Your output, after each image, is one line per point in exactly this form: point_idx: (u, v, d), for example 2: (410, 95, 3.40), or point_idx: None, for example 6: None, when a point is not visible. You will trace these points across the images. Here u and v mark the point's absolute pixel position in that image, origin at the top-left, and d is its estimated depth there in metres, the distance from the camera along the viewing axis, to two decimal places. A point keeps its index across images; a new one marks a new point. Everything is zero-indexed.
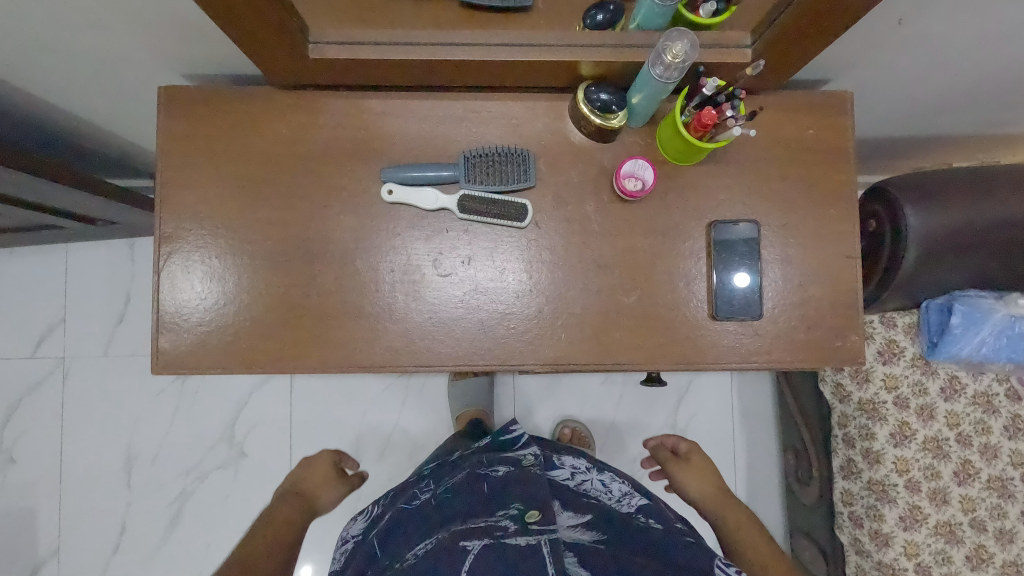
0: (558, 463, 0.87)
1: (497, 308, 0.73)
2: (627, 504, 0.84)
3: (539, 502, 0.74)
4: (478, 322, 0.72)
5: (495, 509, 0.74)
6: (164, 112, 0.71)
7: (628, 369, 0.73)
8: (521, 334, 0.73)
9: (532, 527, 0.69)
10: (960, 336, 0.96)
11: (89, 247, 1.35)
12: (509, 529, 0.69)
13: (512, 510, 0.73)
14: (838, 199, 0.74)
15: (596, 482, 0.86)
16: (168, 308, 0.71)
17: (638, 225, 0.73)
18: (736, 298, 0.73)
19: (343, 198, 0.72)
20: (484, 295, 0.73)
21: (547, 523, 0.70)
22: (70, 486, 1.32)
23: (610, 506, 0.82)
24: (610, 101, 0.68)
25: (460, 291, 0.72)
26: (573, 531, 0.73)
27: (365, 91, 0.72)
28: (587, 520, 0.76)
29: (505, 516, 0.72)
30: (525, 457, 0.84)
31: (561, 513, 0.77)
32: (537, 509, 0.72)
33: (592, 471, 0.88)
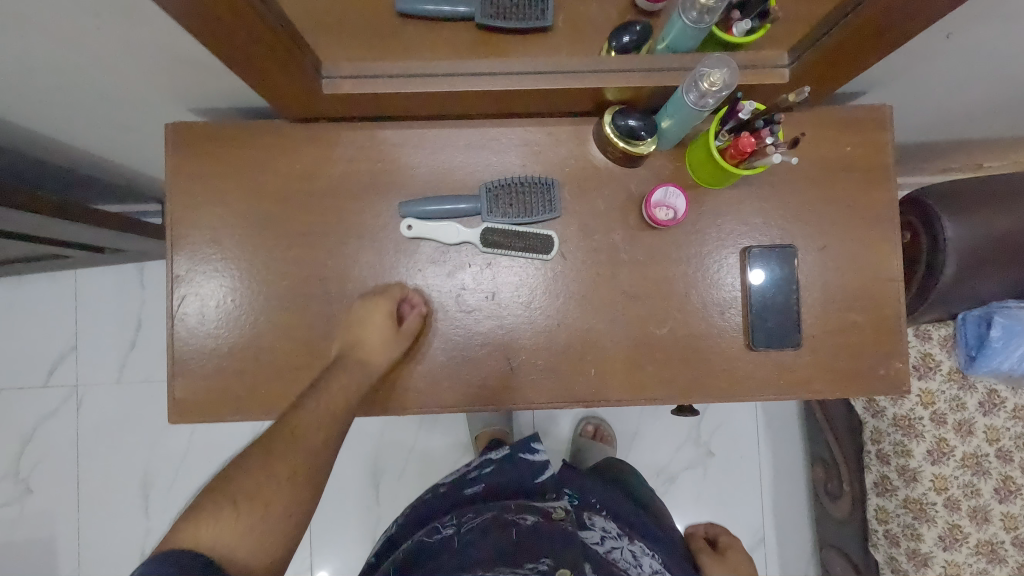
0: (589, 524, 0.81)
1: (524, 344, 0.70)
2: None
3: (572, 561, 0.70)
4: (505, 359, 0.70)
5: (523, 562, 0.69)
6: (173, 150, 0.68)
7: (661, 403, 0.70)
8: (549, 371, 0.70)
9: None
10: (1000, 350, 0.92)
11: (98, 273, 1.33)
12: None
13: (542, 565, 0.68)
14: (879, 219, 0.70)
15: (626, 552, 0.79)
16: (183, 353, 0.69)
17: (668, 253, 0.70)
18: (773, 328, 0.69)
19: (360, 233, 0.70)
20: (510, 331, 0.70)
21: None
22: (88, 516, 1.31)
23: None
24: (638, 127, 0.64)
25: (485, 328, 0.70)
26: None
27: (381, 122, 0.69)
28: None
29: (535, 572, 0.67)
30: (557, 509, 0.79)
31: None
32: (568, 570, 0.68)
33: (624, 538, 0.81)
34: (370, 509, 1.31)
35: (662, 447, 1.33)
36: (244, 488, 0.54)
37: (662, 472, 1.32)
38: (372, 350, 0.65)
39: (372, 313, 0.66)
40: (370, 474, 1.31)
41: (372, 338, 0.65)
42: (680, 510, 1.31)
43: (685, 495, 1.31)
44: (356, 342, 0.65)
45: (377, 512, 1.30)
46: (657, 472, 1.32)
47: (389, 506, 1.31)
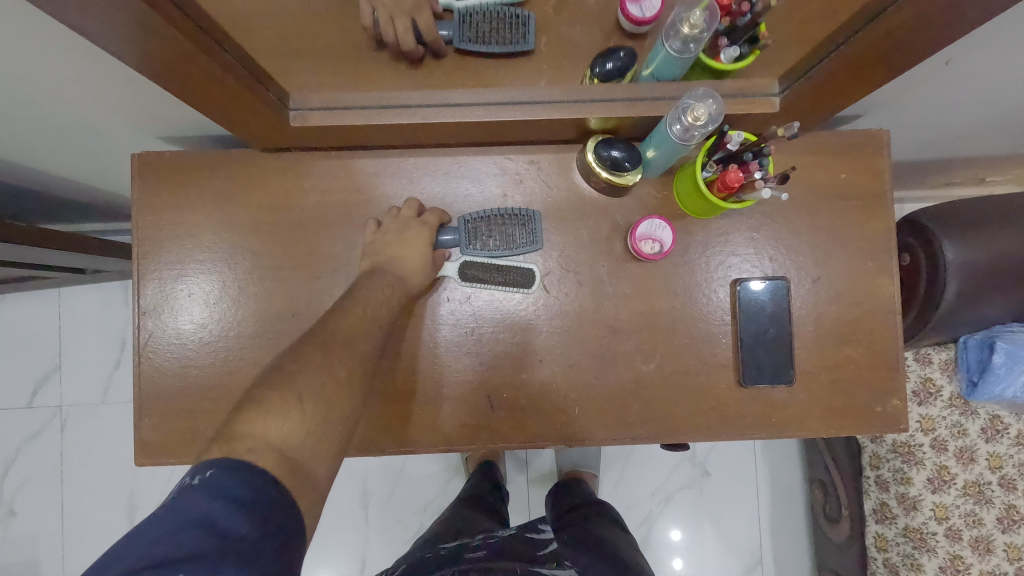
0: None
1: (515, 380, 0.67)
2: None
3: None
4: (494, 396, 0.67)
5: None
6: (139, 183, 0.66)
7: (647, 442, 0.67)
8: (535, 408, 0.67)
9: None
10: (1004, 375, 0.88)
11: (82, 292, 1.30)
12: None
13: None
14: (876, 248, 0.67)
15: None
16: (151, 391, 0.66)
17: (655, 285, 0.67)
18: (764, 364, 0.66)
19: (334, 267, 0.67)
20: (500, 366, 0.67)
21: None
22: (73, 539, 1.28)
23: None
24: (623, 158, 0.61)
25: (475, 364, 0.67)
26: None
27: (356, 151, 0.67)
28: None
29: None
30: None
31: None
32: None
33: None
34: (359, 531, 1.28)
35: (657, 467, 1.30)
36: (306, 386, 0.50)
37: (656, 492, 1.29)
38: (410, 272, 0.63)
39: (400, 238, 0.63)
40: (360, 495, 1.29)
41: (413, 255, 0.62)
42: (675, 531, 1.28)
43: (681, 516, 1.29)
44: (394, 260, 0.62)
45: (366, 534, 1.28)
46: (652, 493, 1.29)
47: (379, 528, 1.28)
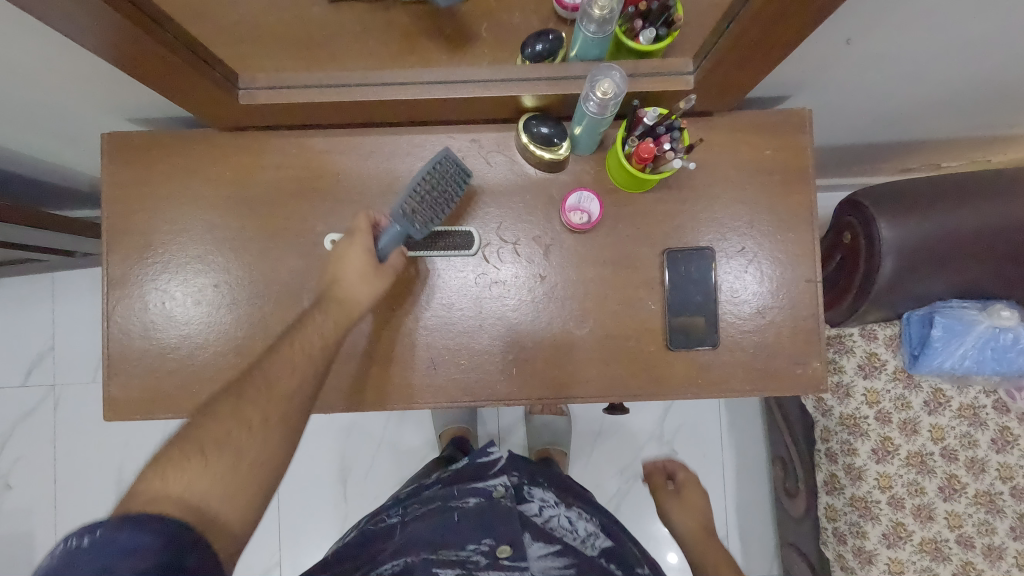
0: (527, 496, 0.80)
1: (481, 347, 0.72)
2: (592, 546, 0.78)
3: (511, 536, 0.69)
4: (461, 362, 0.71)
5: (469, 540, 0.69)
6: (107, 161, 0.71)
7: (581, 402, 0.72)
8: (483, 369, 0.72)
9: (503, 564, 0.66)
10: (941, 350, 0.92)
11: (74, 276, 1.36)
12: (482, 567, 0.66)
13: (485, 544, 0.68)
14: (797, 220, 0.72)
15: (562, 519, 0.80)
16: (121, 353, 0.72)
17: (589, 255, 0.72)
18: (690, 329, 0.71)
19: (288, 239, 0.72)
20: (467, 335, 0.72)
21: (518, 562, 0.66)
22: (66, 510, 1.34)
23: (577, 544, 0.76)
24: (552, 134, 0.66)
25: (444, 335, 0.72)
26: (543, 563, 0.70)
27: (310, 129, 0.72)
28: (557, 553, 0.72)
29: (477, 551, 0.68)
30: (496, 488, 0.75)
31: (531, 544, 0.72)
32: (509, 546, 0.68)
33: (560, 505, 0.81)
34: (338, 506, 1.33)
35: (627, 446, 1.34)
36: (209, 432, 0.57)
37: (625, 469, 1.34)
38: (349, 283, 0.66)
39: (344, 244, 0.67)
40: (338, 472, 1.34)
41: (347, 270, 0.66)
42: (643, 508, 1.32)
43: (648, 492, 1.32)
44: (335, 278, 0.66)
45: (344, 509, 1.33)
46: (621, 471, 1.33)
47: (357, 503, 1.33)
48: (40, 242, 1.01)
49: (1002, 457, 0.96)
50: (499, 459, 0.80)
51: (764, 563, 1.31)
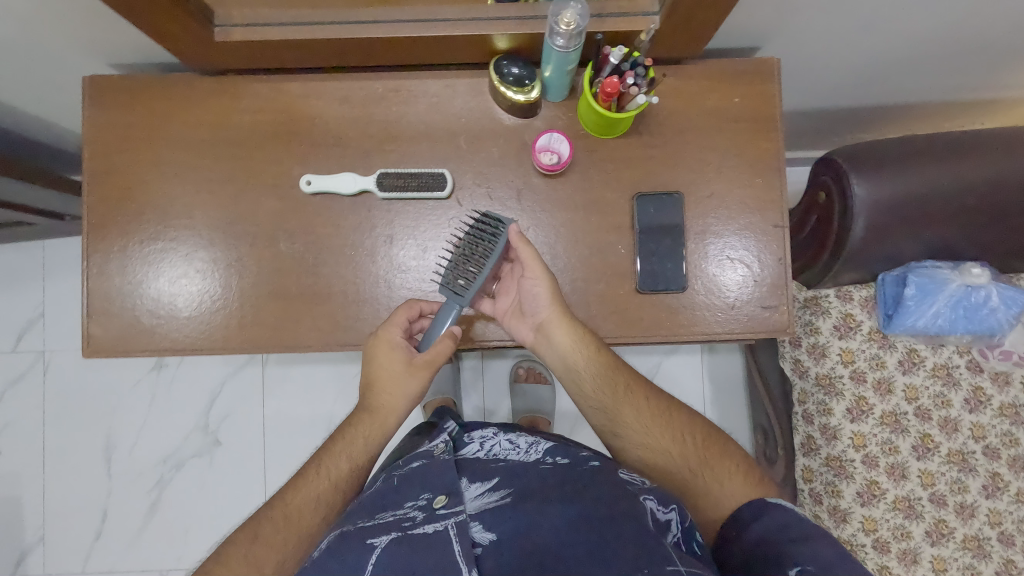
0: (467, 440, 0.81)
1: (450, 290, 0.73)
2: (535, 451, 0.77)
3: (448, 485, 0.67)
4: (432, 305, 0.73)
5: (405, 498, 0.66)
6: (88, 105, 0.72)
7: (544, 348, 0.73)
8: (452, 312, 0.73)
9: (440, 512, 0.63)
10: (914, 308, 0.94)
11: (64, 243, 1.37)
12: (416, 520, 0.62)
13: (421, 499, 0.66)
14: (765, 167, 0.73)
15: (504, 443, 0.79)
16: (101, 297, 0.73)
17: (560, 199, 0.73)
18: (660, 272, 0.72)
19: (265, 181, 0.73)
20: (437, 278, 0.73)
21: (453, 508, 0.63)
22: (54, 474, 1.36)
23: (521, 460, 0.75)
24: (522, 75, 0.67)
25: (415, 279, 0.73)
26: (480, 500, 0.66)
27: (288, 73, 0.73)
28: (496, 484, 0.68)
29: (413, 506, 0.65)
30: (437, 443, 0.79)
31: (468, 486, 0.69)
32: (444, 495, 0.65)
33: (500, 433, 0.81)
34: None
35: None
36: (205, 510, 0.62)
37: None
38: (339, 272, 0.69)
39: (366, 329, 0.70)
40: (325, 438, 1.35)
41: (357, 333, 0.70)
42: None
43: None
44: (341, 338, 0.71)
45: None
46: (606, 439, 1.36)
47: None
48: (27, 198, 1.02)
49: (974, 417, 0.98)
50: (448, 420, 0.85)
51: None
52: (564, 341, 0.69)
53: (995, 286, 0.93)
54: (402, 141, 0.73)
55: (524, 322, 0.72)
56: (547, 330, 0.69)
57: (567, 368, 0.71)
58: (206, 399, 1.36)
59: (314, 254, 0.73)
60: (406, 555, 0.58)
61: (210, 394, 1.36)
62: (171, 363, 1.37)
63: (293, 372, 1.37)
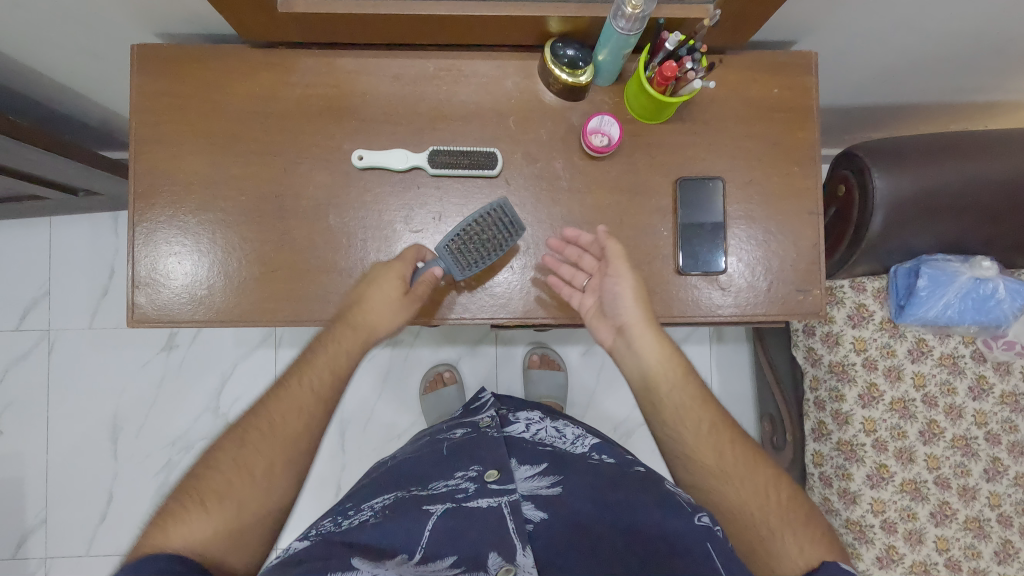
0: (513, 418, 0.84)
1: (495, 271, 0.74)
2: (581, 444, 0.78)
3: (499, 461, 0.70)
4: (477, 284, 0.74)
5: (457, 470, 0.70)
6: (137, 72, 0.72)
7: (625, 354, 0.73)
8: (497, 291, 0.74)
9: (491, 488, 0.66)
10: (926, 299, 0.98)
11: (72, 219, 1.34)
12: (469, 492, 0.65)
13: (472, 471, 0.69)
14: (801, 155, 0.76)
15: (549, 430, 0.82)
16: (143, 267, 0.72)
17: (605, 182, 0.75)
18: (700, 255, 0.75)
19: (314, 154, 0.73)
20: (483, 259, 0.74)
21: (506, 484, 0.65)
22: (57, 456, 1.33)
23: (566, 447, 0.77)
24: (577, 58, 0.69)
25: None
26: (530, 483, 0.68)
27: (340, 49, 0.74)
28: (546, 469, 0.70)
29: (465, 478, 0.68)
30: (484, 417, 0.82)
31: (518, 468, 0.71)
32: (497, 469, 0.68)
33: (546, 420, 0.84)
34: (336, 458, 1.34)
35: (621, 400, 1.38)
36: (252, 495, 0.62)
37: (619, 424, 1.38)
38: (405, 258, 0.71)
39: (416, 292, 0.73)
40: (336, 424, 1.35)
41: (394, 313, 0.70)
42: None
43: (639, 450, 1.37)
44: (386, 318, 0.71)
45: (343, 460, 1.35)
46: (615, 426, 1.38)
47: (355, 453, 1.35)
48: (46, 171, 1.00)
49: (977, 404, 1.02)
50: (487, 399, 0.91)
51: None
52: (644, 347, 0.71)
53: (1002, 279, 0.98)
54: (452, 119, 0.74)
55: (606, 323, 0.73)
56: (630, 335, 0.71)
57: (647, 386, 0.73)
58: (216, 381, 1.35)
59: (361, 228, 0.74)
60: (461, 525, 0.62)
61: (220, 375, 1.35)
62: (182, 345, 1.35)
63: None
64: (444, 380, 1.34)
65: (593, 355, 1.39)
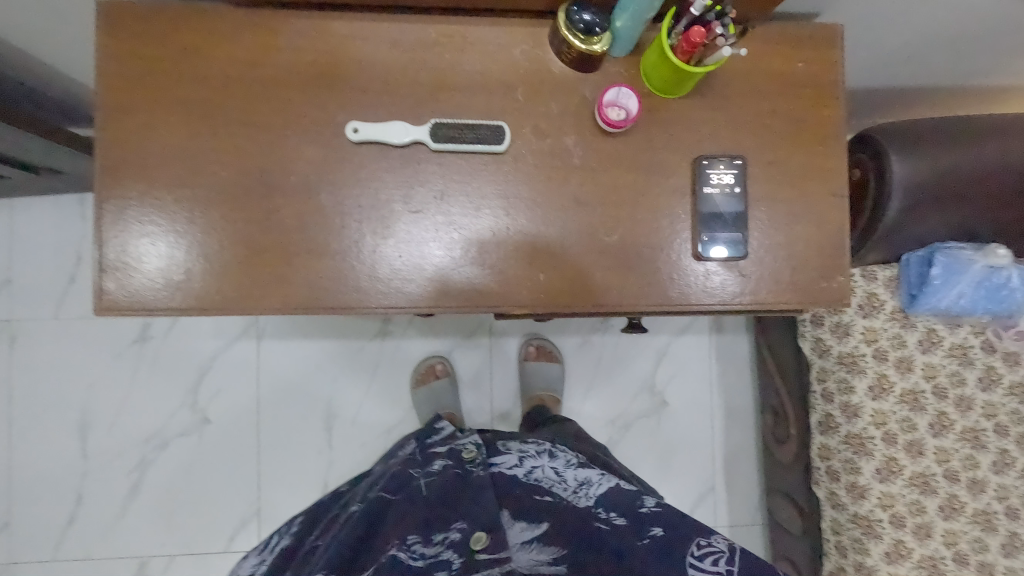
0: (503, 451, 0.85)
1: (486, 261, 0.68)
2: (585, 495, 0.77)
3: (485, 521, 0.73)
4: (466, 275, 0.68)
5: (438, 531, 0.73)
6: (104, 31, 0.64)
7: None
8: (493, 287, 0.68)
9: (480, 558, 0.71)
10: (940, 288, 0.94)
11: (36, 201, 1.24)
12: (452, 568, 0.70)
13: (455, 533, 0.72)
14: (825, 135, 0.72)
15: (547, 469, 0.81)
16: (110, 249, 0.65)
17: (620, 159, 0.70)
18: (719, 236, 0.70)
19: (305, 126, 0.67)
20: (477, 247, 0.68)
21: (495, 552, 0.71)
22: (19, 456, 1.24)
23: (566, 496, 0.78)
24: (594, 23, 0.63)
25: (457, 247, 0.68)
26: (528, 553, 0.74)
27: (334, 11, 0.67)
28: (544, 534, 0.74)
29: (446, 544, 0.71)
30: (467, 449, 0.84)
31: (513, 526, 0.76)
32: (484, 532, 0.72)
33: (542, 457, 0.83)
34: (323, 453, 1.28)
35: (620, 393, 1.34)
36: None
37: (617, 419, 1.34)
38: None
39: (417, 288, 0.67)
40: (323, 422, 1.29)
41: None
42: (633, 456, 1.33)
43: (637, 443, 1.34)
44: None
45: (331, 457, 1.28)
46: (613, 420, 1.34)
47: (343, 449, 1.29)
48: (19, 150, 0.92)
49: (987, 396, 1.00)
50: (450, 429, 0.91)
51: (747, 515, 1.35)
52: None
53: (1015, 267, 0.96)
54: (455, 90, 0.68)
55: None
56: None
57: None
58: (194, 375, 1.28)
59: (354, 206, 0.67)
60: None
61: (200, 369, 1.28)
62: (156, 336, 1.27)
63: (291, 349, 1.29)
64: (436, 373, 1.28)
65: (591, 347, 1.35)
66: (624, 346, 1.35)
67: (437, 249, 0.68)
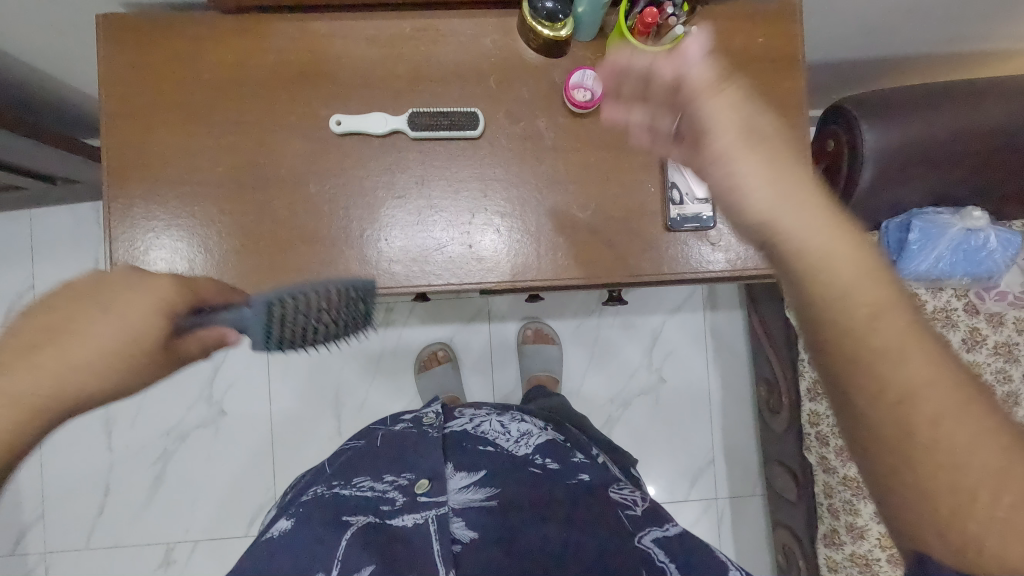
0: (459, 415, 0.88)
1: (464, 244, 0.73)
2: (525, 444, 0.81)
3: (430, 471, 0.73)
4: (448, 257, 0.72)
5: (389, 474, 0.75)
6: (104, 43, 0.70)
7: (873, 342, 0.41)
8: (471, 266, 0.73)
9: (420, 501, 0.70)
10: (919, 252, 0.97)
11: (53, 211, 1.31)
12: (395, 505, 0.70)
13: (403, 479, 0.73)
14: (787, 106, 0.75)
15: (495, 423, 0.85)
16: (120, 245, 0.70)
17: (590, 139, 0.74)
18: (688, 209, 0.73)
19: (292, 121, 0.72)
20: (455, 229, 0.73)
21: (435, 496, 0.70)
22: (51, 453, 1.31)
23: (509, 444, 0.81)
24: (555, 10, 0.68)
25: (437, 229, 0.72)
26: (464, 495, 0.73)
27: (315, 12, 0.72)
28: (481, 479, 0.74)
29: (394, 487, 0.72)
30: (428, 415, 0.86)
31: (452, 475, 0.75)
32: (427, 479, 0.72)
33: (492, 415, 0.87)
34: (332, 440, 1.34)
35: (617, 370, 1.38)
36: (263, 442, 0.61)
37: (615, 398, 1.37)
38: None
39: (404, 270, 0.72)
40: (332, 411, 1.34)
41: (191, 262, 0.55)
42: (632, 433, 1.37)
43: (636, 420, 1.37)
44: None
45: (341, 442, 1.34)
46: (612, 398, 1.37)
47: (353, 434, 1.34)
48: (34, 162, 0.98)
49: (972, 356, 1.01)
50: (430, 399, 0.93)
51: (748, 487, 1.38)
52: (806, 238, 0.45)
53: (992, 229, 0.98)
54: (432, 79, 0.73)
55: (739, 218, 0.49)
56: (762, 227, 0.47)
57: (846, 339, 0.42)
58: (208, 368, 1.34)
59: (342, 195, 0.72)
60: (378, 539, 0.66)
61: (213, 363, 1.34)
62: None
63: None
64: (439, 360, 1.33)
65: (587, 327, 1.39)
66: (620, 326, 1.39)
67: (421, 233, 0.72)
